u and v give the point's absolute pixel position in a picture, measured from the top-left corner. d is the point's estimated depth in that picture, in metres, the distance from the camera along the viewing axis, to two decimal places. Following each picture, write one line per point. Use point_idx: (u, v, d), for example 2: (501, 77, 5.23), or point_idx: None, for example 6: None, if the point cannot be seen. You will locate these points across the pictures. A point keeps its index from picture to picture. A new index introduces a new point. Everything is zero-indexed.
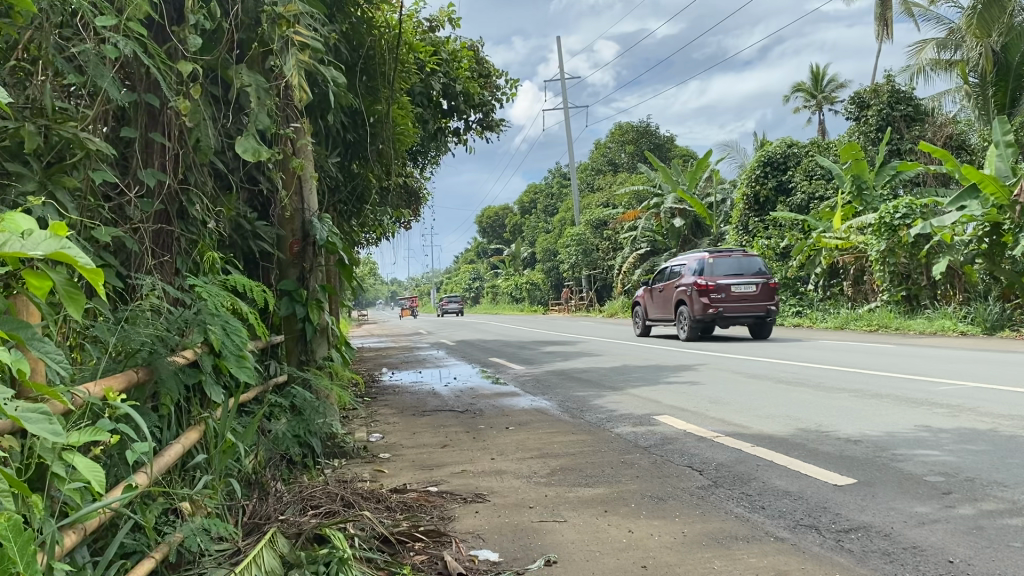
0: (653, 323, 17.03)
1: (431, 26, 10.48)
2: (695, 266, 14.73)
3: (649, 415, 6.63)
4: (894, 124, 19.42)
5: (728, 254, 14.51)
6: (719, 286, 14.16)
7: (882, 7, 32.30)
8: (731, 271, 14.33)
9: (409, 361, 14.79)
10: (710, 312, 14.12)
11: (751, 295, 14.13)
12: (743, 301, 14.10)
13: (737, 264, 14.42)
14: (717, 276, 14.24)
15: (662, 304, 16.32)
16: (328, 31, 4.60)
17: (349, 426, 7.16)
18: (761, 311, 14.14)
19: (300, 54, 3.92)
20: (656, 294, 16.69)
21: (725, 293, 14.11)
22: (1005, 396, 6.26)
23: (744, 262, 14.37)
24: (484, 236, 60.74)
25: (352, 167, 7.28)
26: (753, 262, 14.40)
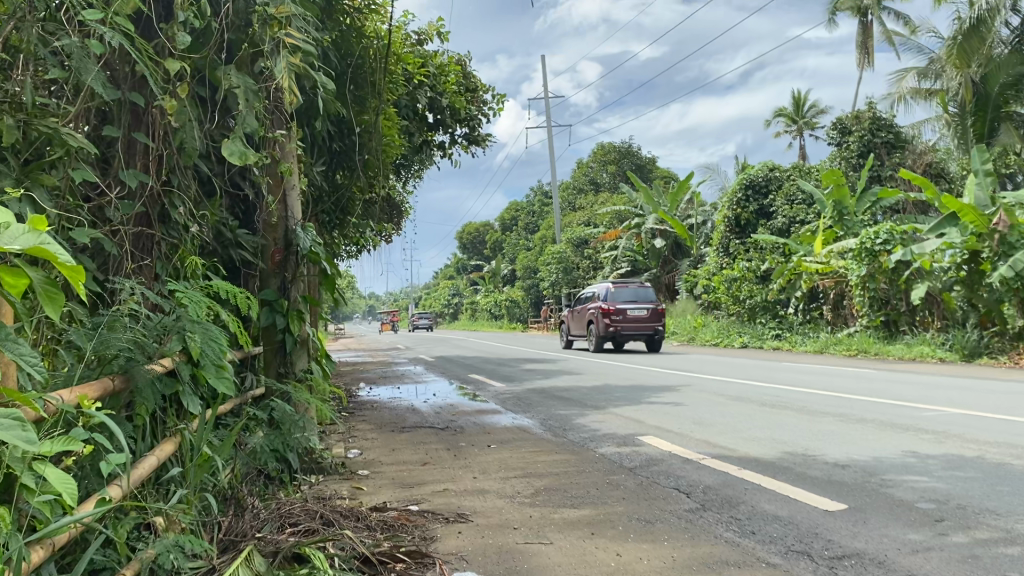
0: (574, 338, 19.90)
1: (420, 39, 10.45)
2: (601, 293, 17.71)
3: (634, 435, 6.55)
4: (875, 151, 19.61)
5: (627, 283, 17.52)
6: (619, 310, 17.18)
7: (864, 36, 32.76)
8: (628, 298, 17.37)
9: (387, 376, 14.65)
10: (610, 329, 17.13)
11: (644, 317, 17.13)
12: (637, 322, 17.12)
13: (635, 293, 17.39)
14: (617, 301, 17.24)
15: (579, 323, 19.19)
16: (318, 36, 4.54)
17: (327, 441, 7.01)
18: (650, 330, 17.13)
19: (290, 57, 3.85)
20: (575, 315, 19.65)
21: (623, 316, 17.15)
22: (990, 423, 6.24)
23: (640, 291, 17.42)
24: (465, 252, 60.66)
25: (337, 176, 7.21)
26: (647, 291, 17.47)
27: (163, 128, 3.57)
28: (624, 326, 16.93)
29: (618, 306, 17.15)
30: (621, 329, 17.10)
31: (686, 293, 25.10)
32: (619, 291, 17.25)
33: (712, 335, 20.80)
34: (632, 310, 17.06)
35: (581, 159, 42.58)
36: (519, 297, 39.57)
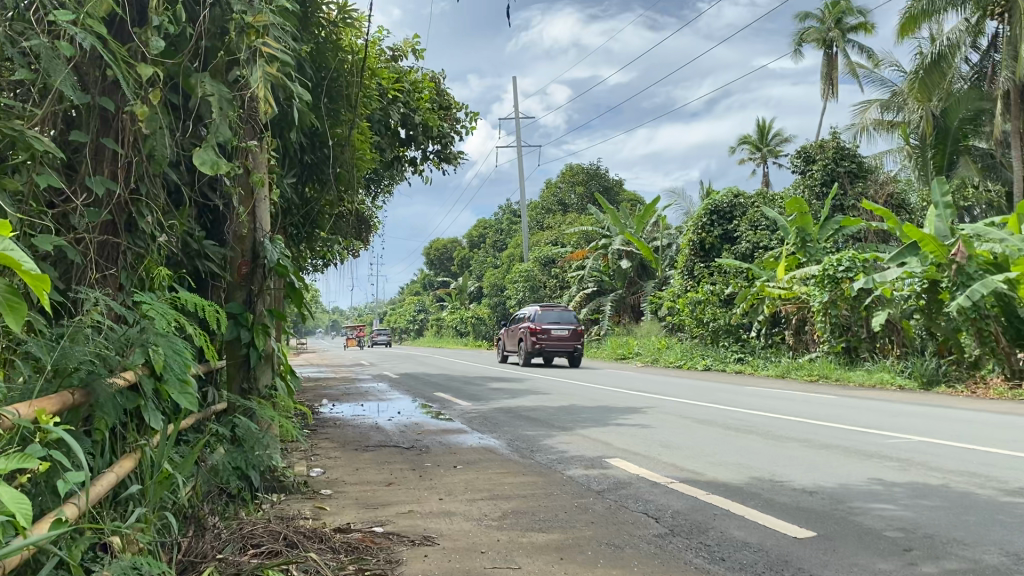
0: (508, 353, 22.44)
1: (394, 55, 10.41)
2: (531, 315, 20.23)
3: (601, 457, 6.51)
4: (838, 180, 19.95)
5: (553, 307, 20.14)
6: (544, 330, 19.75)
7: (828, 68, 33.43)
8: (553, 319, 19.98)
9: (350, 392, 14.48)
10: (536, 346, 19.67)
11: (565, 336, 19.69)
12: (560, 340, 19.63)
13: (559, 315, 20.01)
14: (543, 322, 19.81)
15: (512, 341, 21.75)
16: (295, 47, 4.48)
17: (289, 459, 6.87)
18: (570, 348, 19.67)
19: (267, 66, 3.79)
20: (509, 333, 22.20)
21: (547, 335, 19.67)
22: (953, 452, 6.31)
23: (563, 314, 20.02)
24: (431, 269, 60.49)
25: (307, 189, 7.14)
26: (570, 314, 20.06)
27: (133, 134, 3.48)
28: (548, 343, 19.48)
29: (544, 326, 19.78)
30: (545, 346, 19.62)
31: (651, 314, 25.24)
32: (545, 314, 19.87)
33: (676, 357, 20.90)
34: (555, 330, 19.68)
35: (549, 179, 42.78)
36: (484, 315, 39.49)
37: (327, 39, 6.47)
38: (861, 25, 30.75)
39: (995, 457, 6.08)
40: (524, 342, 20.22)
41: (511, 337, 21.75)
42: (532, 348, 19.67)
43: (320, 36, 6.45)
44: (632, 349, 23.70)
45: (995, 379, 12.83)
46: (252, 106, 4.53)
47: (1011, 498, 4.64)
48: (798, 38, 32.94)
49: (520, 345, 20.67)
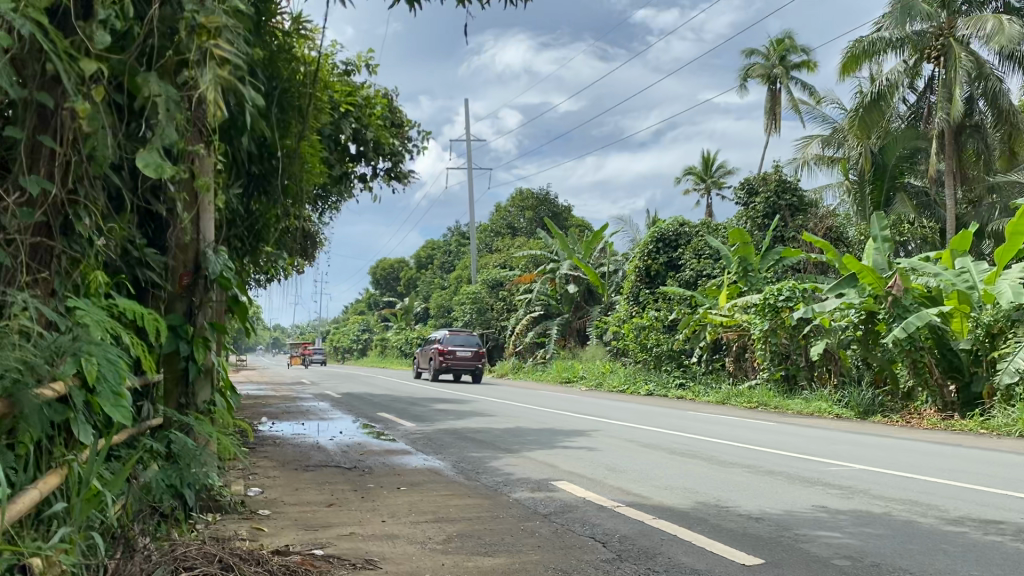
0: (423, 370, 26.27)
1: (348, 69, 10.30)
2: (441, 338, 24.18)
3: (548, 480, 6.44)
4: (780, 212, 20.36)
5: (460, 332, 24.10)
6: (450, 351, 23.74)
7: (772, 102, 34.31)
8: (459, 342, 23.89)
9: (290, 411, 14.17)
10: (443, 364, 23.63)
11: (468, 357, 23.66)
12: (462, 359, 23.63)
13: (464, 339, 23.95)
14: (449, 344, 23.79)
15: (426, 359, 25.63)
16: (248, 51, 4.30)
17: (225, 478, 6.64)
18: (472, 367, 23.63)
19: (219, 67, 3.67)
20: (425, 353, 26.05)
21: (453, 355, 23.66)
22: (893, 480, 6.41)
23: (467, 338, 24.04)
24: (376, 288, 60.03)
25: (252, 202, 6.99)
26: (472, 338, 24.07)
27: (73, 133, 3.33)
28: (452, 362, 23.45)
29: (450, 347, 23.70)
30: (451, 363, 23.62)
31: (596, 339, 25.37)
32: (452, 338, 23.83)
33: (619, 382, 21.02)
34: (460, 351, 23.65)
35: (498, 202, 42.89)
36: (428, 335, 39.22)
37: (279, 48, 6.34)
38: (805, 63, 31.67)
39: (934, 486, 6.18)
40: (434, 361, 24.17)
41: (425, 357, 25.63)
42: (441, 366, 23.61)
43: (271, 45, 6.32)
44: (577, 373, 23.76)
45: (928, 410, 13.16)
46: (201, 110, 4.41)
47: (953, 528, 4.71)
48: (743, 73, 33.75)
49: (431, 363, 24.66)
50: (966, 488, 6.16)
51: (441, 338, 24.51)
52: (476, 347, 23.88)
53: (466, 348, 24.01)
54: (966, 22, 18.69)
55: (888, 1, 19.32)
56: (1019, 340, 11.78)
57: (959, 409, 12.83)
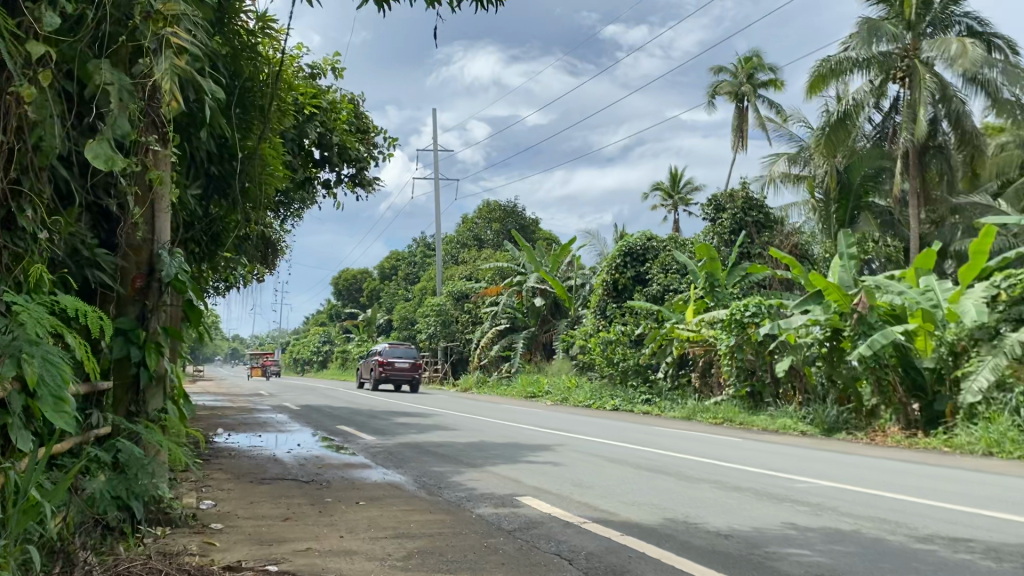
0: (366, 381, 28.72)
1: (314, 73, 10.12)
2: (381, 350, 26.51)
3: (512, 496, 6.27)
4: (746, 228, 20.46)
5: (399, 345, 26.43)
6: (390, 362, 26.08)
7: (739, 120, 34.65)
8: (399, 355, 26.13)
9: (248, 423, 13.81)
10: (384, 374, 25.97)
11: (406, 367, 25.95)
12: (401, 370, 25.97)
13: (402, 351, 26.26)
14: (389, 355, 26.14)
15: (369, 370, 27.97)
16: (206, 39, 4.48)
17: (177, 491, 6.36)
18: (409, 377, 25.98)
19: (174, 55, 3.99)
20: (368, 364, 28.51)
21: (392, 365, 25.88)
22: (860, 497, 6.35)
23: (405, 350, 26.36)
24: (340, 299, 59.47)
25: (211, 205, 6.76)
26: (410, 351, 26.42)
27: (18, 119, 3.15)
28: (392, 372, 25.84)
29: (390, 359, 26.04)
30: (390, 373, 25.98)
31: (562, 353, 25.26)
32: (392, 350, 26.12)
33: (585, 397, 20.89)
34: (399, 362, 25.79)
35: (465, 214, 42.71)
36: None
37: (241, 45, 6.18)
38: (771, 82, 32.03)
39: (902, 504, 6.12)
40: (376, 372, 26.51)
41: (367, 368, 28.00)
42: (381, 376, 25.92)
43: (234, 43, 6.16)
44: (543, 387, 23.60)
45: (892, 428, 13.24)
46: (155, 100, 4.43)
47: (923, 545, 4.64)
48: (711, 90, 33.99)
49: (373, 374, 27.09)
50: (933, 506, 6.11)
51: (383, 350, 26.98)
52: (414, 358, 26.18)
53: (405, 360, 26.30)
54: (931, 44, 19.02)
55: (854, 22, 19.59)
56: (982, 359, 11.90)
57: (922, 427, 12.95)
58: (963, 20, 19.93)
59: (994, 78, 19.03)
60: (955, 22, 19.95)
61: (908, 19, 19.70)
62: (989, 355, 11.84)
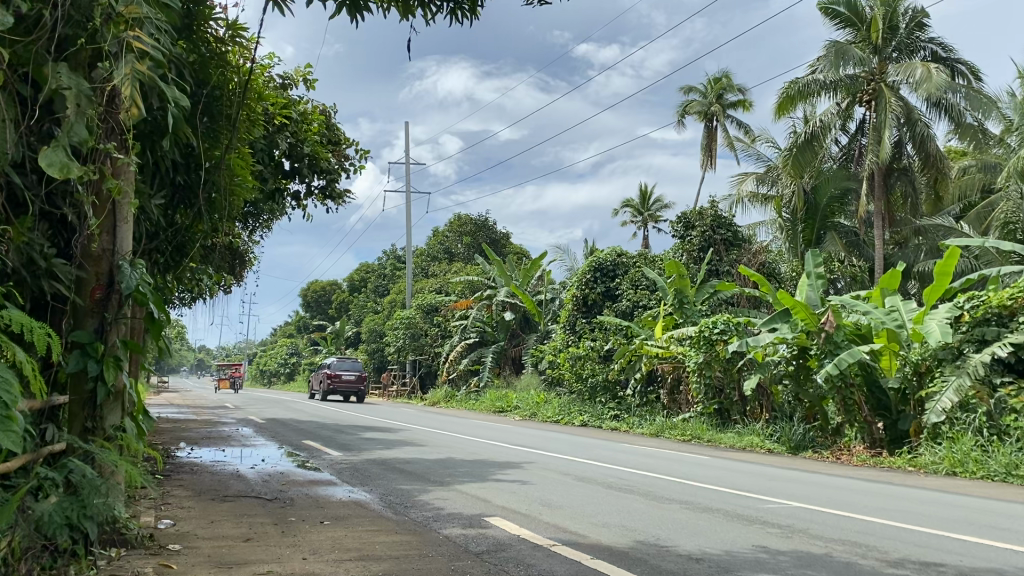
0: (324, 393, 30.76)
1: (285, 83, 10.00)
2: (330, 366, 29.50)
3: (480, 516, 6.16)
4: (715, 246, 20.58)
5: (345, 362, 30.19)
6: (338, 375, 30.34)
7: (709, 139, 34.98)
8: (347, 368, 30.92)
9: (211, 436, 13.54)
10: (331, 387, 29.22)
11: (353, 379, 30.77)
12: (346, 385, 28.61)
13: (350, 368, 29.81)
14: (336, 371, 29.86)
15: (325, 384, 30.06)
16: (169, 41, 4.50)
17: (134, 509, 6.17)
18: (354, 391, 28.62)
19: (136, 59, 4.01)
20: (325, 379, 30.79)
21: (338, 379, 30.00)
22: (830, 519, 6.34)
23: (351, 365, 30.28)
24: (307, 310, 58.95)
25: (176, 215, 6.60)
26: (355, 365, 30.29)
27: None
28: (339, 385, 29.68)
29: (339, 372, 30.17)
30: (337, 387, 29.13)
31: (531, 368, 25.20)
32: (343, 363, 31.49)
33: (554, 413, 20.82)
34: (346, 375, 31.00)
35: (436, 227, 42.59)
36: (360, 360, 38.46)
37: (209, 52, 6.05)
38: (741, 102, 32.38)
39: (871, 526, 6.11)
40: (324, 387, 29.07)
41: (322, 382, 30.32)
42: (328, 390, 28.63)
43: (201, 50, 6.03)
44: (511, 402, 23.49)
45: (857, 446, 13.31)
46: (114, 106, 4.38)
47: (893, 569, 4.62)
48: (681, 109, 34.27)
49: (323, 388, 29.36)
50: (902, 528, 6.11)
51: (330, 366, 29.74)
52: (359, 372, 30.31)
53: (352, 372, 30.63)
54: (897, 69, 19.35)
55: (822, 45, 19.88)
56: (945, 379, 12.01)
57: (886, 446, 13.00)
58: (928, 45, 20.32)
59: (958, 103, 19.41)
60: (920, 47, 20.32)
61: (875, 43, 20.04)
62: (953, 375, 11.94)
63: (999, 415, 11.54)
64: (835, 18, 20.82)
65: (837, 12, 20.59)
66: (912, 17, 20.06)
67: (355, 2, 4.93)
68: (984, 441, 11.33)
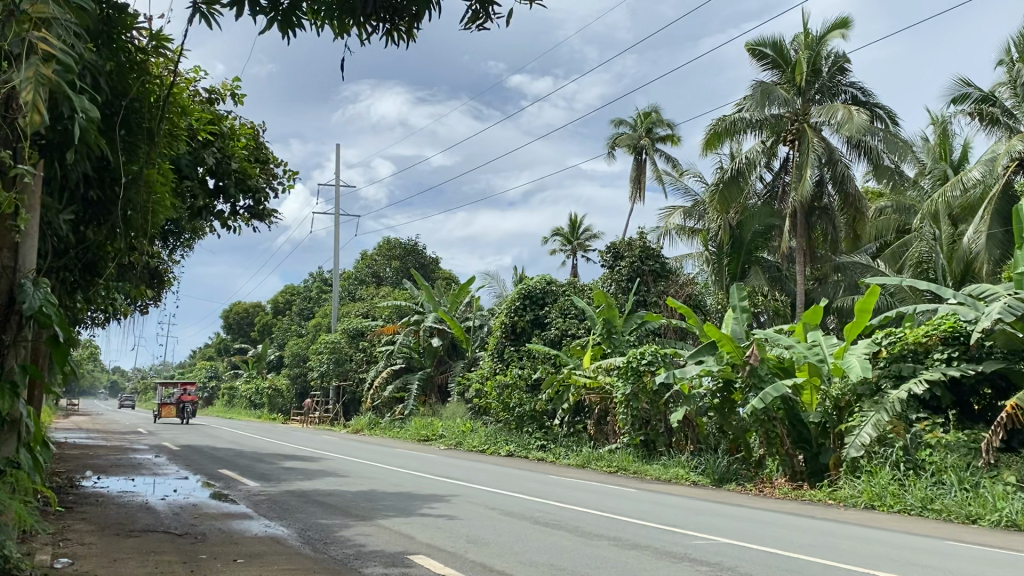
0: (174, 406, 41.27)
1: (212, 98, 9.69)
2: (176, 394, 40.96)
3: (403, 553, 5.91)
4: (642, 277, 20.71)
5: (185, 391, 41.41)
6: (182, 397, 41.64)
7: (637, 171, 35.51)
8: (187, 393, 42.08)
9: (119, 464, 12.84)
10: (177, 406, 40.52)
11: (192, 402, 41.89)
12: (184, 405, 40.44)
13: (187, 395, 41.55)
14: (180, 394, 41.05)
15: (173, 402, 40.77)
16: (83, 48, 4.42)
17: (27, 547, 5.74)
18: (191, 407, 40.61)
19: (39, 60, 3.91)
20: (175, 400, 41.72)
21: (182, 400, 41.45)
22: (758, 556, 6.31)
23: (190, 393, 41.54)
24: (229, 332, 57.60)
25: (87, 231, 6.33)
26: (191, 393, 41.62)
27: None
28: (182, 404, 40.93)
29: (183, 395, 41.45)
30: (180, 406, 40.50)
31: (457, 396, 24.91)
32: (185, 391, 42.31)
33: (480, 442, 20.55)
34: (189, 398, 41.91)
35: (365, 251, 42.11)
36: (282, 385, 37.46)
37: (128, 61, 5.70)
38: (669, 137, 32.93)
39: (799, 564, 6.09)
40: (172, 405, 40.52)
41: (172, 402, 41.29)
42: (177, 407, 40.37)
43: (124, 56, 5.68)
44: (437, 430, 23.09)
45: (779, 478, 13.41)
46: (13, 111, 4.29)
47: None
48: (611, 141, 34.69)
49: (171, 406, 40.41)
50: (827, 565, 6.12)
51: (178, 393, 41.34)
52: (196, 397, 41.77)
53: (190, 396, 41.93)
54: (820, 110, 20.04)
55: (749, 84, 20.40)
56: (865, 414, 12.28)
57: (807, 478, 13.18)
58: (849, 88, 21.03)
59: (876, 145, 20.12)
60: (841, 90, 20.97)
61: (800, 85, 20.73)
62: (872, 411, 12.22)
63: (915, 449, 11.85)
64: (762, 60, 21.50)
65: (765, 53, 21.29)
66: (835, 62, 20.79)
67: (287, 18, 4.79)
68: (901, 475, 11.56)
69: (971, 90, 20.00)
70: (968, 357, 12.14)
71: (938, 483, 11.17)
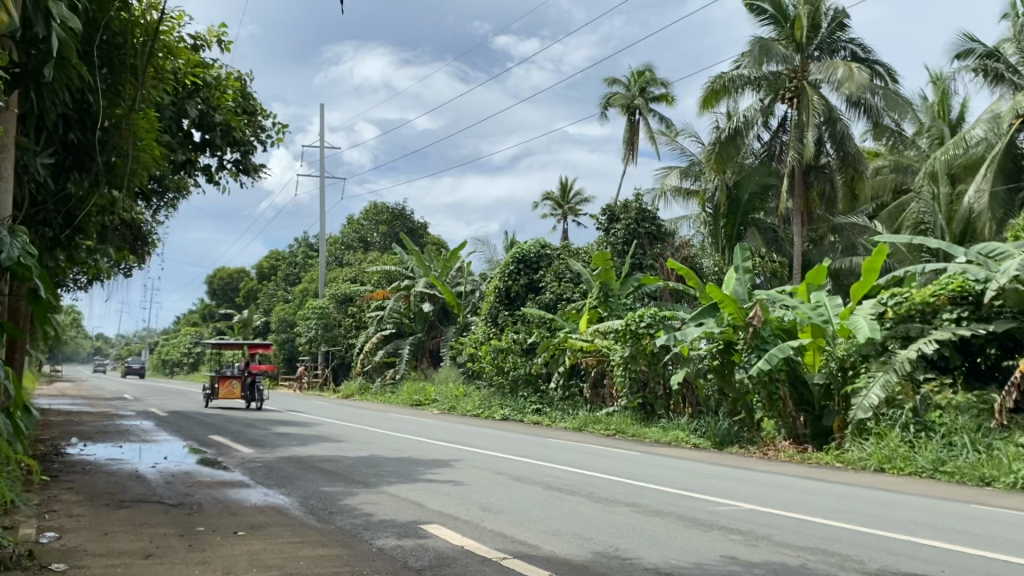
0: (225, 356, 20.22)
1: (196, 44, 9.09)
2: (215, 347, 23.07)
3: (414, 523, 5.53)
4: (639, 240, 20.25)
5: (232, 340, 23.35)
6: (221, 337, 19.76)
7: (630, 133, 34.97)
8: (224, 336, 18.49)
9: (106, 430, 12.37)
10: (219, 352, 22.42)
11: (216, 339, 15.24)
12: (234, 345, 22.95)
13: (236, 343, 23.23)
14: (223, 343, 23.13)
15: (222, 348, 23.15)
16: None
17: (10, 520, 5.32)
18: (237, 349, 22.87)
19: None
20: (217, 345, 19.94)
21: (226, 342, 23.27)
22: (790, 522, 5.98)
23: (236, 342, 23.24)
24: (213, 298, 57.08)
25: (67, 181, 5.90)
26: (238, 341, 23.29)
27: None
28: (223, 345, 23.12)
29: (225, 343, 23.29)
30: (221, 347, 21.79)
31: (449, 361, 24.57)
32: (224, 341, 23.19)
33: (473, 406, 20.22)
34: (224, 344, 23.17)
35: (351, 215, 41.41)
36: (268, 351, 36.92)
37: None
38: (663, 97, 32.33)
39: (835, 531, 5.76)
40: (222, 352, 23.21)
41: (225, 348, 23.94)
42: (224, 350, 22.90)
43: None
44: (429, 395, 22.75)
45: (782, 441, 13.10)
46: None
47: None
48: (603, 101, 34.01)
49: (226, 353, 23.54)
50: (865, 532, 5.78)
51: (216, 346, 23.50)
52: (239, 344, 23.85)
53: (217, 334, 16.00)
54: (820, 67, 19.55)
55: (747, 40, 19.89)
56: (871, 375, 11.96)
57: (810, 441, 12.90)
58: (847, 45, 20.52)
59: (875, 104, 19.59)
60: (841, 48, 20.57)
61: (798, 42, 20.23)
62: (880, 371, 11.89)
63: (924, 411, 11.58)
64: (759, 16, 20.98)
65: (762, 8, 20.77)
66: (834, 18, 20.27)
67: None
68: (912, 437, 11.28)
69: (974, 45, 19.48)
70: (978, 317, 11.82)
71: (948, 445, 10.91)
